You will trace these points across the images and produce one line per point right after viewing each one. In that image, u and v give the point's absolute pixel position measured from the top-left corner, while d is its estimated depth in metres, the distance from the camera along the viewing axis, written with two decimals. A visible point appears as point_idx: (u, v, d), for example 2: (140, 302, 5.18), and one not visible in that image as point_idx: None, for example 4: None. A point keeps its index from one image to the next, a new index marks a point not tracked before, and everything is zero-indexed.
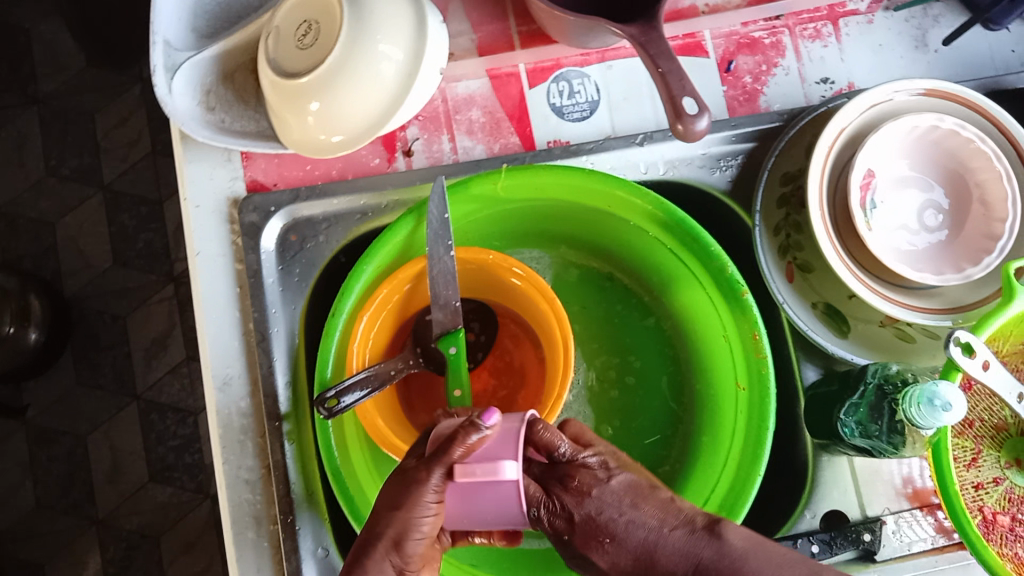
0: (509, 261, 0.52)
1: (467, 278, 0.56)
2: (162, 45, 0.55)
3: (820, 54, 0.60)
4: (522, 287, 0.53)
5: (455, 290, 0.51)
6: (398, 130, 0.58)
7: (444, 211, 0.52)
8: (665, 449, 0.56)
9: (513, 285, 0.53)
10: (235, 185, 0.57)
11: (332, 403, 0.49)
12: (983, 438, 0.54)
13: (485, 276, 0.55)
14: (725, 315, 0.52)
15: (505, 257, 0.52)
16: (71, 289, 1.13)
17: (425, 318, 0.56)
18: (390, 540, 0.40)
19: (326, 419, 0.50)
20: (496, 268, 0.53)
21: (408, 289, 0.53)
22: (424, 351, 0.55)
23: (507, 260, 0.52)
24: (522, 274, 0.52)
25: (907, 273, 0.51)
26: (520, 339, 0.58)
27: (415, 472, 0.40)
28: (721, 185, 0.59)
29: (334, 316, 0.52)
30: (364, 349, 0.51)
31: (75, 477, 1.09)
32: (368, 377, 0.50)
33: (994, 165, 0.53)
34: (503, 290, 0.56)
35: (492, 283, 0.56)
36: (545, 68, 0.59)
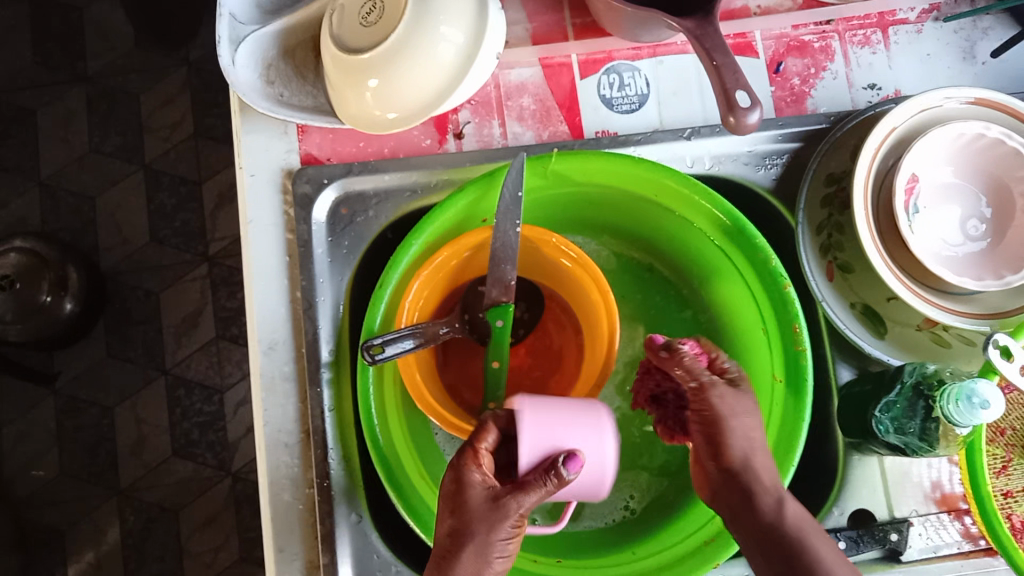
0: (563, 243, 0.53)
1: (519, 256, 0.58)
2: (227, 17, 0.57)
3: (868, 60, 0.61)
4: (570, 270, 0.54)
5: (512, 263, 0.53)
6: (451, 113, 0.59)
7: (518, 189, 0.51)
8: None
9: (562, 267, 0.55)
10: (290, 157, 0.59)
11: (376, 350, 0.50)
12: (1014, 447, 0.53)
13: (535, 256, 0.56)
14: (765, 307, 0.53)
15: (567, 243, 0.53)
16: (108, 263, 1.15)
17: (476, 288, 0.58)
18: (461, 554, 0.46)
19: (367, 365, 0.51)
20: (551, 249, 0.54)
21: (466, 255, 0.55)
22: (470, 318, 0.57)
23: (564, 244, 0.53)
24: (573, 256, 0.53)
25: (949, 276, 0.52)
26: (564, 324, 0.59)
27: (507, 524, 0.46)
28: (765, 183, 0.60)
29: (388, 271, 0.53)
30: (413, 308, 0.53)
31: (100, 447, 1.11)
32: (414, 331, 0.51)
33: None
34: (551, 271, 0.57)
35: (541, 263, 0.57)
36: (597, 60, 0.60)
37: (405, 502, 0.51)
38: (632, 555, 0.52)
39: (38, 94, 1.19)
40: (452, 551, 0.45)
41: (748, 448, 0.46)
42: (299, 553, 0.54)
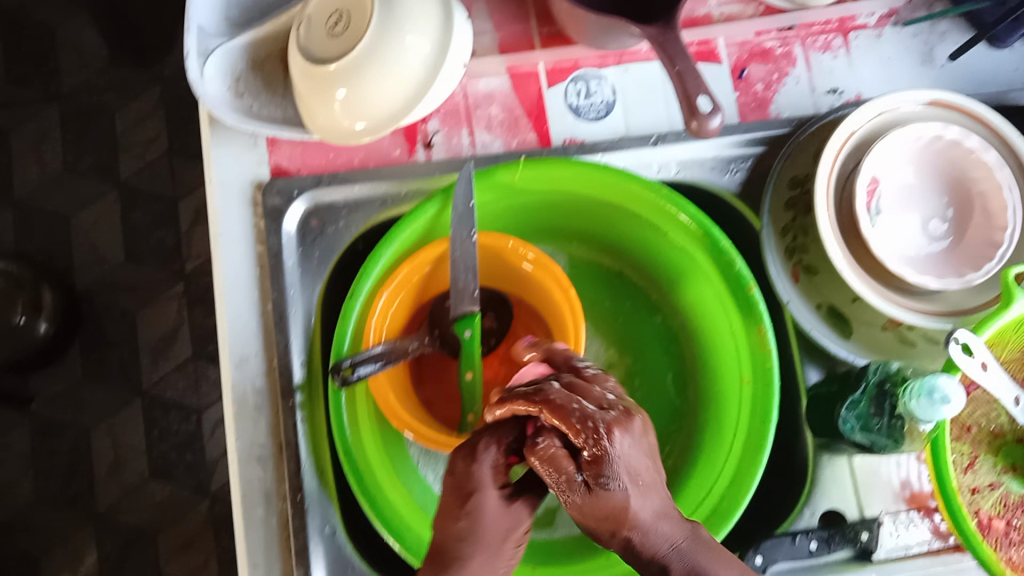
0: (523, 247, 0.54)
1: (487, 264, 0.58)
2: (195, 30, 0.57)
3: (830, 65, 0.62)
4: (534, 273, 0.54)
5: (473, 274, 0.54)
6: (420, 123, 0.60)
7: (470, 200, 0.53)
8: (667, 447, 0.58)
9: (524, 271, 0.55)
10: (260, 169, 0.59)
11: (347, 371, 0.51)
12: (980, 444, 0.55)
13: (501, 265, 0.57)
14: (732, 310, 0.54)
15: (525, 246, 0.54)
16: (83, 283, 1.15)
17: (442, 303, 0.58)
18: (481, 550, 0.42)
19: (340, 388, 0.52)
20: (510, 255, 0.54)
21: (429, 271, 0.55)
22: (441, 334, 0.57)
23: (522, 247, 0.53)
24: (534, 258, 0.53)
25: (910, 275, 0.53)
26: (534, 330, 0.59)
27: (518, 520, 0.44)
28: (731, 188, 0.61)
29: (360, 281, 0.53)
30: (381, 325, 0.54)
31: (76, 470, 1.10)
32: (383, 351, 0.52)
33: (994, 176, 0.55)
34: (519, 277, 0.57)
35: (508, 272, 0.58)
36: (563, 69, 0.61)
37: (377, 511, 0.51)
38: (606, 559, 0.52)
39: (11, 115, 1.18)
40: (460, 554, 0.42)
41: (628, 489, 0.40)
42: (274, 569, 0.54)
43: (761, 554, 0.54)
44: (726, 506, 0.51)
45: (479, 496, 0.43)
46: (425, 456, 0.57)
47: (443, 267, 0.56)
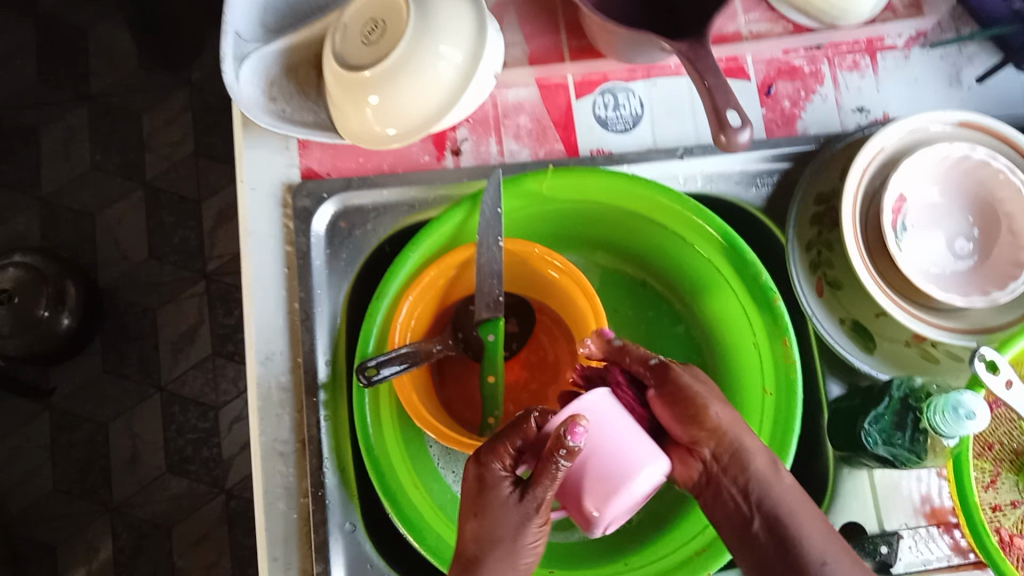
0: (551, 254, 0.54)
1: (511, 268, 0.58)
2: (232, 36, 0.58)
3: (857, 84, 0.63)
4: (564, 286, 0.55)
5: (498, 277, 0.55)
6: (449, 130, 0.61)
7: (497, 206, 0.54)
8: None
9: (550, 278, 0.56)
10: (290, 171, 0.60)
11: (371, 372, 0.51)
12: (1002, 461, 0.54)
13: (526, 269, 0.57)
14: (755, 321, 0.54)
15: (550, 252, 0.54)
16: (106, 279, 1.16)
17: (466, 306, 0.58)
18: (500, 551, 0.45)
19: (364, 388, 0.52)
20: (536, 261, 0.55)
21: (454, 275, 0.56)
22: (464, 337, 0.58)
23: (549, 253, 0.54)
24: (561, 266, 0.54)
25: (937, 293, 0.53)
26: (557, 337, 0.60)
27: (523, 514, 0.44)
28: (756, 202, 0.61)
29: (379, 297, 0.54)
30: (406, 329, 0.54)
31: (93, 464, 1.11)
32: (408, 352, 0.53)
33: (1022, 195, 0.55)
34: (546, 284, 0.58)
35: (533, 277, 0.58)
36: (592, 81, 0.62)
37: (399, 511, 0.52)
38: (623, 565, 0.53)
39: (41, 112, 1.20)
40: (474, 554, 0.45)
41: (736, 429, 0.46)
42: (293, 561, 0.55)
43: None
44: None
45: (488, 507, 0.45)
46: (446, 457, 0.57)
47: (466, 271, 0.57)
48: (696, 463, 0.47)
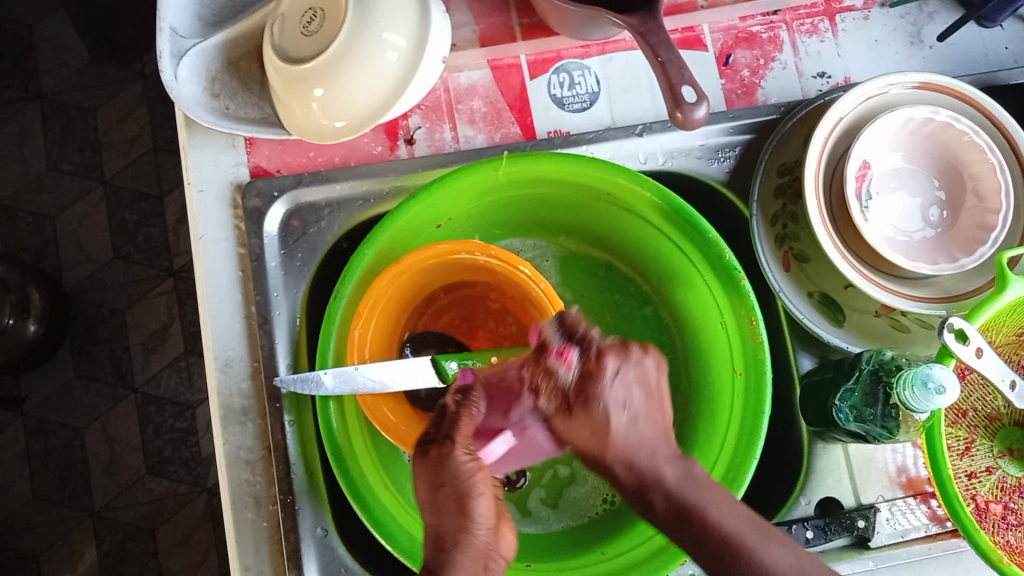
0: (473, 246, 0.53)
1: (416, 281, 0.56)
2: (168, 32, 0.55)
3: (816, 49, 0.61)
4: (486, 261, 0.53)
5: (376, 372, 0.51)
6: (401, 119, 0.59)
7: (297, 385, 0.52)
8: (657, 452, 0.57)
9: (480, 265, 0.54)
10: (238, 170, 0.58)
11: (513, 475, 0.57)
12: (977, 428, 0.56)
13: (465, 265, 0.56)
14: (722, 301, 0.53)
15: (373, 290, 0.51)
16: (71, 282, 1.14)
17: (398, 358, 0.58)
18: (451, 512, 0.42)
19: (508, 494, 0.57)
20: (446, 255, 0.53)
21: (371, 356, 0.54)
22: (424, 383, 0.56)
23: (468, 246, 0.53)
24: (487, 253, 0.53)
25: (902, 262, 0.52)
26: (437, 303, 0.61)
27: (457, 471, 0.43)
28: (718, 176, 0.60)
29: (329, 320, 0.52)
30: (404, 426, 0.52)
31: (72, 470, 1.09)
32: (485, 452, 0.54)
33: (987, 158, 0.54)
34: (450, 266, 0.56)
35: (465, 269, 0.57)
36: (546, 60, 0.60)
37: (367, 513, 0.50)
38: (600, 555, 0.52)
39: None
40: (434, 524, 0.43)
41: (634, 446, 0.43)
42: (266, 570, 0.54)
43: None
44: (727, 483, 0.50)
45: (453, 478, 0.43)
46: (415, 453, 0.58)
47: (389, 314, 0.56)
48: (549, 397, 0.46)
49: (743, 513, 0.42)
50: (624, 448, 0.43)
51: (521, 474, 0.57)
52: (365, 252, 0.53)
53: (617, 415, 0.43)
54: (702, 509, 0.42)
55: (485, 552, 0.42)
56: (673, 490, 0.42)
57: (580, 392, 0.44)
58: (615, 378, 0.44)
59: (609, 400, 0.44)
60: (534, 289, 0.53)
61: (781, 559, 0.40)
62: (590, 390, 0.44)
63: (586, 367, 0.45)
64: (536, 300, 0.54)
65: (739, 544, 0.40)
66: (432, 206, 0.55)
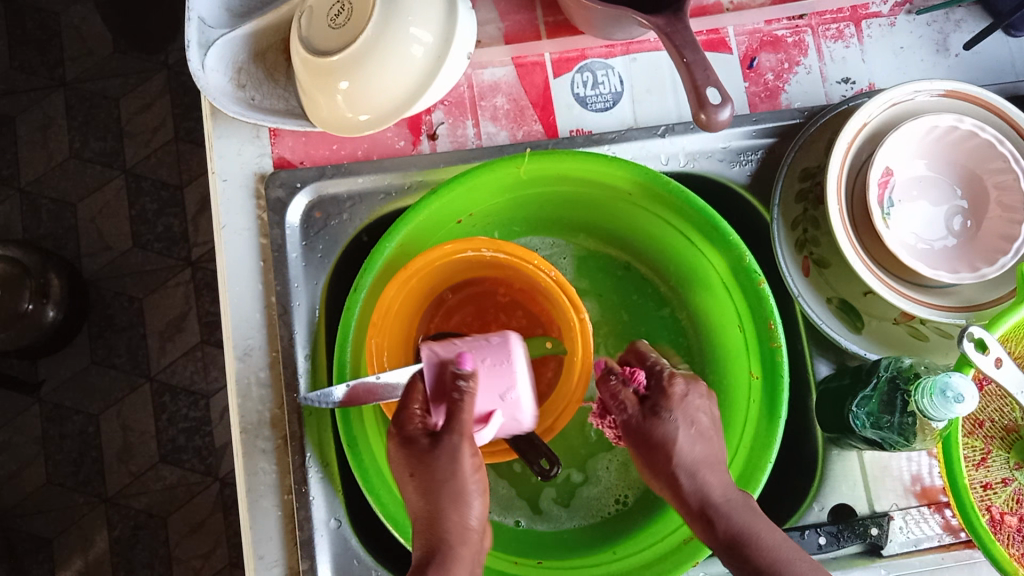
0: (477, 243, 0.53)
1: (431, 279, 0.57)
2: (196, 22, 0.56)
3: (841, 54, 0.61)
4: (494, 256, 0.54)
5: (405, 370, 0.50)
6: (424, 114, 0.59)
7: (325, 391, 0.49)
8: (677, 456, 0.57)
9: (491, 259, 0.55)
10: (262, 161, 0.58)
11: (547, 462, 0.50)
12: (993, 439, 0.55)
13: (481, 262, 0.56)
14: (742, 305, 0.53)
15: (385, 293, 0.52)
16: (90, 270, 1.15)
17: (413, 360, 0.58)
18: (450, 505, 0.46)
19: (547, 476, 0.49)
20: (457, 253, 0.53)
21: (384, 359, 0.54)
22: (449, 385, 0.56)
23: (473, 244, 0.53)
24: (492, 249, 0.53)
25: (923, 270, 0.52)
26: (444, 304, 0.61)
27: (455, 459, 0.46)
28: (740, 179, 0.60)
29: (348, 313, 0.53)
30: None
31: (86, 456, 1.10)
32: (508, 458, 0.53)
33: (1011, 167, 0.54)
34: (464, 264, 0.57)
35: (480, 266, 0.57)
36: (570, 59, 0.60)
37: (382, 507, 0.50)
38: (611, 554, 0.52)
39: (16, 101, 1.18)
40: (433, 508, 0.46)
41: (695, 466, 0.46)
42: (280, 558, 0.54)
43: None
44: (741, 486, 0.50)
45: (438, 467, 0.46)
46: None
47: (403, 312, 0.56)
48: (626, 401, 0.49)
49: (793, 544, 0.43)
50: (688, 463, 0.46)
51: (554, 462, 0.50)
52: (386, 245, 0.53)
53: (686, 437, 0.47)
54: (752, 532, 0.43)
55: (476, 556, 0.45)
56: (723, 510, 0.45)
57: (648, 415, 0.48)
58: (682, 404, 0.48)
59: (681, 428, 0.47)
60: (544, 277, 0.53)
61: (803, 559, 0.42)
62: (655, 419, 0.48)
63: (657, 389, 0.49)
64: (548, 288, 0.54)
65: (747, 540, 0.43)
66: (453, 203, 0.55)
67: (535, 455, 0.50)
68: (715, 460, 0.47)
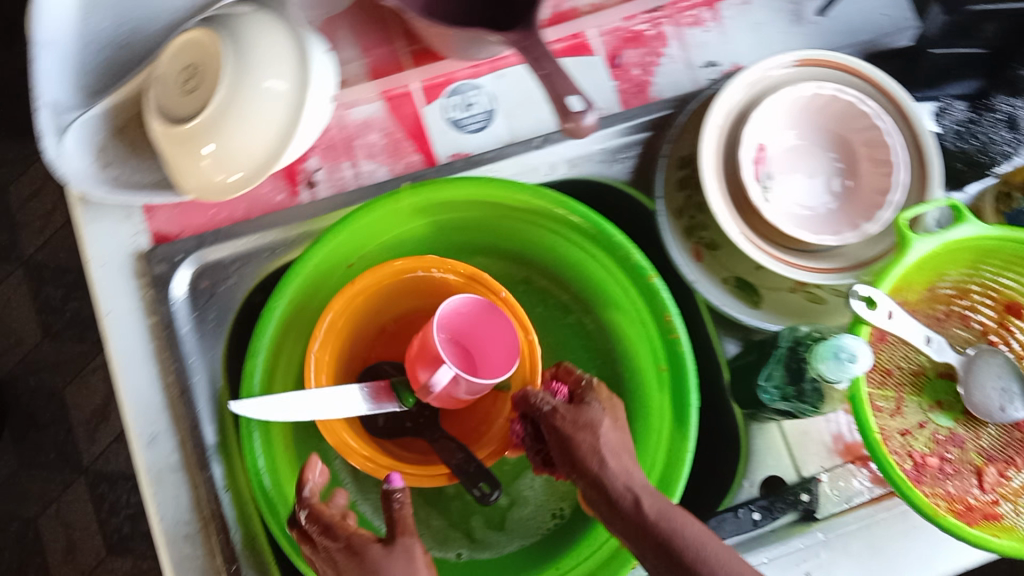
0: (417, 263, 0.53)
1: (370, 305, 0.57)
2: (49, 108, 0.52)
3: (701, 39, 0.62)
4: (439, 274, 0.54)
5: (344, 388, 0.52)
6: (299, 163, 0.58)
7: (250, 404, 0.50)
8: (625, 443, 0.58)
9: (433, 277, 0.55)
10: (139, 239, 0.57)
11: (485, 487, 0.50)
12: (904, 387, 0.58)
13: (417, 283, 0.56)
14: (638, 301, 0.54)
15: (325, 312, 0.52)
16: (3, 370, 1.11)
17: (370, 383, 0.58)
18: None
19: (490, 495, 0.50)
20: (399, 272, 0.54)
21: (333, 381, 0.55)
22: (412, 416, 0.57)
23: (413, 264, 0.53)
24: (442, 267, 0.54)
25: (806, 237, 0.53)
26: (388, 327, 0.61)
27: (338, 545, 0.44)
28: (622, 176, 0.60)
29: (249, 377, 0.52)
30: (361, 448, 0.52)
31: (29, 563, 1.06)
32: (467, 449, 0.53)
33: (876, 124, 0.55)
34: (403, 288, 0.57)
35: (414, 290, 0.57)
36: (438, 84, 0.59)
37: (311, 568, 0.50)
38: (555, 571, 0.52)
39: None
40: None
41: (615, 455, 0.42)
42: None
43: None
44: (666, 480, 0.51)
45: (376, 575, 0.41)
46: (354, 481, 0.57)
47: (344, 344, 0.56)
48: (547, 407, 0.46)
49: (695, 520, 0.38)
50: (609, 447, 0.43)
51: (494, 486, 0.50)
52: (275, 302, 0.52)
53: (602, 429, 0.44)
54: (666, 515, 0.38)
55: None
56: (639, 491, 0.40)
57: (571, 411, 0.45)
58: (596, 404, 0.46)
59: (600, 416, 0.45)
60: (447, 275, 0.54)
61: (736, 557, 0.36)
62: (577, 411, 0.45)
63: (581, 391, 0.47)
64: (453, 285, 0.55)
65: (668, 513, 0.38)
66: (344, 242, 0.54)
67: (476, 478, 0.50)
68: (623, 449, 0.43)
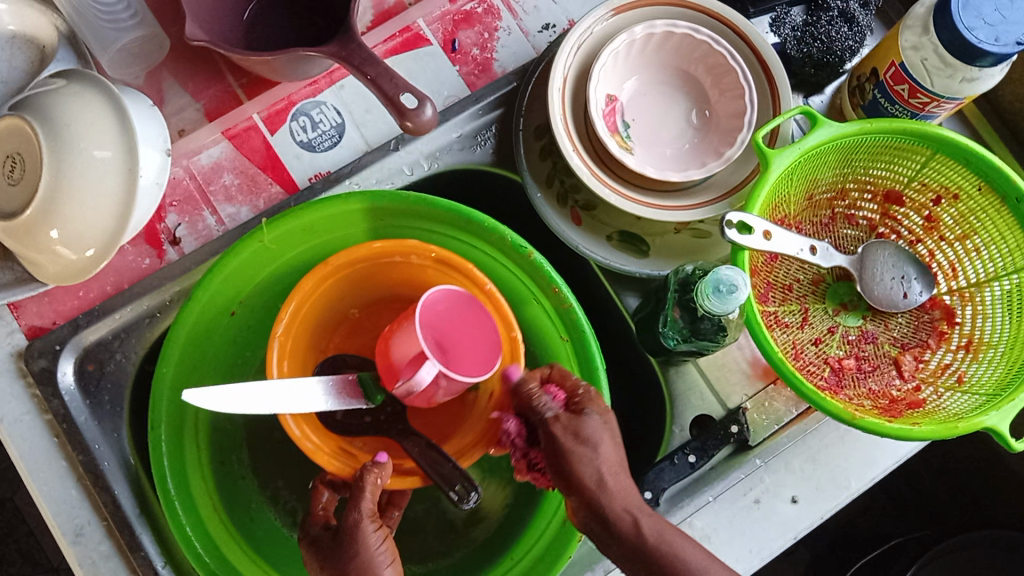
0: (400, 245, 0.51)
1: (331, 296, 0.54)
2: None
3: (533, 4, 0.61)
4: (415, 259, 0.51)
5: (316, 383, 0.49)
6: (157, 223, 0.57)
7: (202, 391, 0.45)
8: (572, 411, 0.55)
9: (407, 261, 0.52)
10: (15, 337, 0.55)
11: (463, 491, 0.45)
12: (807, 297, 0.58)
13: (376, 269, 0.53)
14: (525, 280, 0.54)
15: (297, 287, 0.50)
16: None
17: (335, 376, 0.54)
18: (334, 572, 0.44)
19: (469, 503, 0.45)
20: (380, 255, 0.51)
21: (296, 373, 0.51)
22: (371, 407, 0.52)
23: (391, 246, 0.51)
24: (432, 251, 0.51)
25: (672, 177, 0.53)
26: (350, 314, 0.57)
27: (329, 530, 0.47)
28: (486, 159, 0.60)
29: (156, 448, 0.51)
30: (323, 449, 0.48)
31: None
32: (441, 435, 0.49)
33: (716, 49, 0.55)
34: (371, 276, 0.54)
35: (378, 278, 0.54)
36: (279, 110, 0.58)
37: None
38: (511, 559, 0.52)
39: None
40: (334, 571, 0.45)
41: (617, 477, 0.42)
42: None
43: (649, 489, 0.53)
44: None
45: (355, 561, 0.44)
46: (290, 523, 0.55)
47: (304, 344, 0.53)
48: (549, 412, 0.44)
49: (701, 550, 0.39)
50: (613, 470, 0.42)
51: (473, 489, 0.45)
52: (161, 369, 0.52)
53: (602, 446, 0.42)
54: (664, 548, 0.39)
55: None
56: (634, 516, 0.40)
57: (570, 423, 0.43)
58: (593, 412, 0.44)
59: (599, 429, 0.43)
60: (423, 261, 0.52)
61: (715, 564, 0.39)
62: (579, 422, 0.43)
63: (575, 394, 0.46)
64: (423, 267, 0.52)
65: (669, 539, 0.39)
66: (220, 289, 0.54)
67: (451, 479, 0.46)
68: (620, 465, 0.42)
